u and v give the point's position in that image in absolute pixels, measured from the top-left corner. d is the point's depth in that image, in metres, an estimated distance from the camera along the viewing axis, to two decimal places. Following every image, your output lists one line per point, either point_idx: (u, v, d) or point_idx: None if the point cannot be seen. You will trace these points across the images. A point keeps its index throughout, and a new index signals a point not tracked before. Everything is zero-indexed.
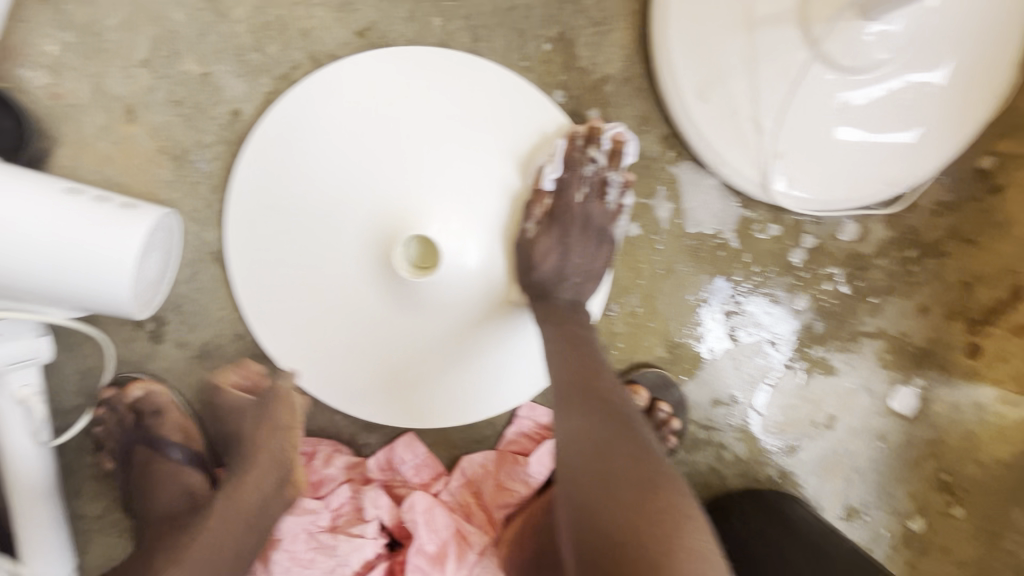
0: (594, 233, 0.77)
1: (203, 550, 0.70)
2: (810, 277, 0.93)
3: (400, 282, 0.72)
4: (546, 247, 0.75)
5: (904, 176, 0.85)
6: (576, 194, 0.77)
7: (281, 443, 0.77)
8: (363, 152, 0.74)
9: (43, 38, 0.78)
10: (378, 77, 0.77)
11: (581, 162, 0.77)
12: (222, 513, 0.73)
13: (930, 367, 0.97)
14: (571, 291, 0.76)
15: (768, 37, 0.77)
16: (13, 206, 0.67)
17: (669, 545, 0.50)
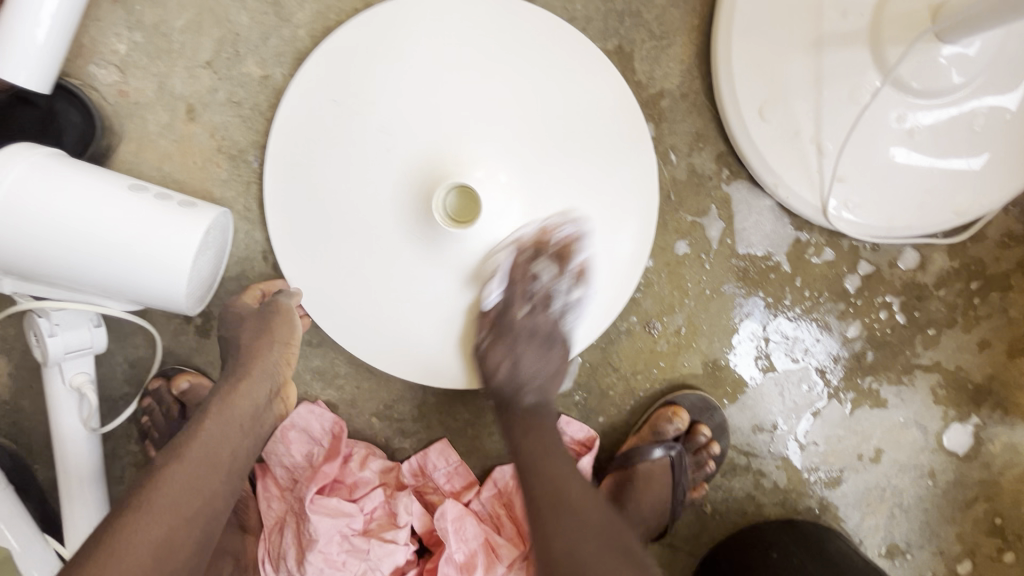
0: (543, 339, 0.81)
1: (200, 453, 0.69)
2: (862, 304, 0.89)
3: (440, 235, 0.72)
4: (498, 357, 0.79)
5: (971, 205, 0.81)
6: (519, 310, 0.79)
7: (277, 353, 0.79)
8: (413, 107, 0.74)
9: (114, 37, 0.80)
10: (433, 20, 0.76)
11: (524, 279, 0.78)
12: (218, 416, 0.72)
13: (987, 405, 0.92)
14: (535, 394, 0.80)
15: (837, 58, 0.75)
16: (81, 202, 0.69)
17: None
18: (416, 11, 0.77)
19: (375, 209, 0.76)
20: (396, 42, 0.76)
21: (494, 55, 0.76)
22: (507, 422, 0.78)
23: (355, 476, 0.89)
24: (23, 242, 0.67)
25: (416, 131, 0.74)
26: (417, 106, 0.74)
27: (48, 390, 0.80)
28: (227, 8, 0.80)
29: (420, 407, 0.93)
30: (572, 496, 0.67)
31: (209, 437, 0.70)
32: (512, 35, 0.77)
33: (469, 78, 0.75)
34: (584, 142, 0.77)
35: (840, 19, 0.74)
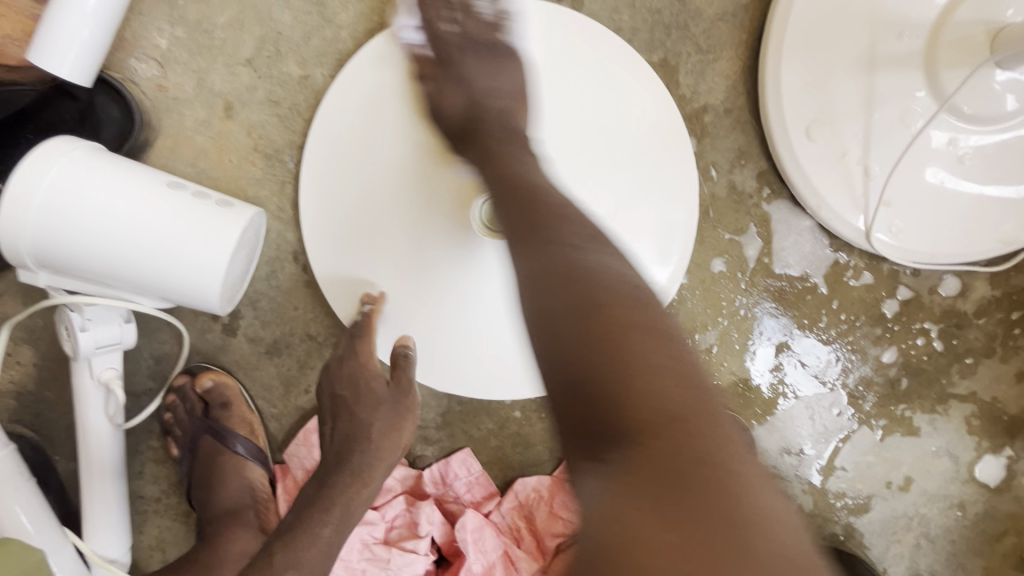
0: (514, 67, 0.72)
1: (316, 546, 0.71)
2: (899, 330, 0.87)
3: (478, 242, 0.76)
4: (495, 101, 0.70)
5: (1017, 234, 0.79)
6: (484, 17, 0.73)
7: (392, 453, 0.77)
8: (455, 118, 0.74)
9: (156, 31, 0.79)
10: (475, 30, 0.75)
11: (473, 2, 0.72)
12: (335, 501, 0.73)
13: (1021, 438, 0.90)
14: (499, 110, 0.69)
15: (888, 80, 0.74)
16: (120, 198, 0.68)
17: (740, 524, 0.38)
18: None
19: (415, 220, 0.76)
20: (447, 42, 0.75)
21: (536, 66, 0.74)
22: (480, 145, 0.67)
23: None
24: (58, 235, 0.66)
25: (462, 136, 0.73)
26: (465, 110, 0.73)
27: (74, 384, 0.80)
28: (271, 6, 0.80)
29: (444, 415, 0.92)
30: (574, 281, 0.50)
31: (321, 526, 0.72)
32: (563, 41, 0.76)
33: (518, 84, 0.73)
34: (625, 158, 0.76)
35: (894, 41, 0.73)
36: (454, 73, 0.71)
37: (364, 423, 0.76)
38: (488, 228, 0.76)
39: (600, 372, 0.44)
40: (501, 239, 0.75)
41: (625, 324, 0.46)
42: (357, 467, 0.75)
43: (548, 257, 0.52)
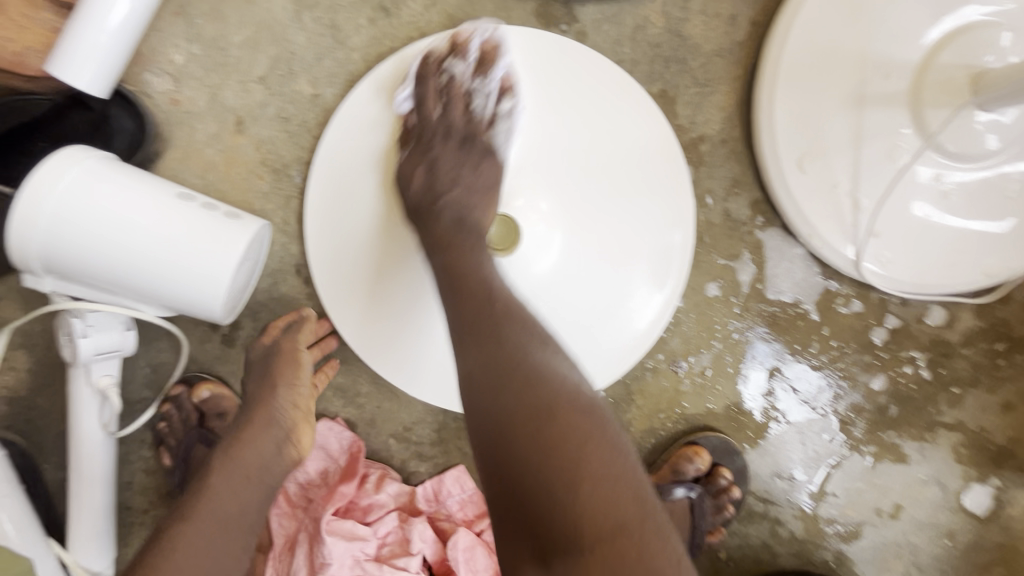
0: (457, 137, 0.74)
1: (207, 517, 0.69)
2: (888, 357, 0.89)
3: None
4: (414, 165, 0.73)
5: (1000, 267, 0.82)
6: (433, 109, 0.74)
7: (284, 397, 0.77)
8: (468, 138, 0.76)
9: (172, 48, 0.82)
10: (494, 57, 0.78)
11: (433, 73, 0.75)
12: (221, 473, 0.72)
13: (1008, 468, 0.92)
14: (455, 211, 0.69)
15: (877, 117, 0.77)
16: (129, 208, 0.69)
17: (615, 471, 0.52)
18: (477, 40, 0.78)
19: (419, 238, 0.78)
20: (455, 73, 0.78)
21: (549, 95, 0.77)
22: (431, 240, 0.69)
23: (370, 498, 0.88)
24: (68, 242, 0.67)
25: None
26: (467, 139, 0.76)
27: (70, 390, 0.80)
28: (287, 28, 0.82)
29: (439, 431, 0.93)
30: (492, 318, 0.60)
31: (212, 498, 0.71)
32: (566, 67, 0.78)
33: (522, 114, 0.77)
34: (628, 186, 0.78)
35: (881, 82, 0.76)
36: (428, 159, 0.73)
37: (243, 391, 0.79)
38: (491, 246, 0.74)
39: (506, 401, 0.55)
40: (508, 258, 0.74)
41: (553, 415, 0.53)
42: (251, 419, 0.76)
43: (472, 270, 0.64)
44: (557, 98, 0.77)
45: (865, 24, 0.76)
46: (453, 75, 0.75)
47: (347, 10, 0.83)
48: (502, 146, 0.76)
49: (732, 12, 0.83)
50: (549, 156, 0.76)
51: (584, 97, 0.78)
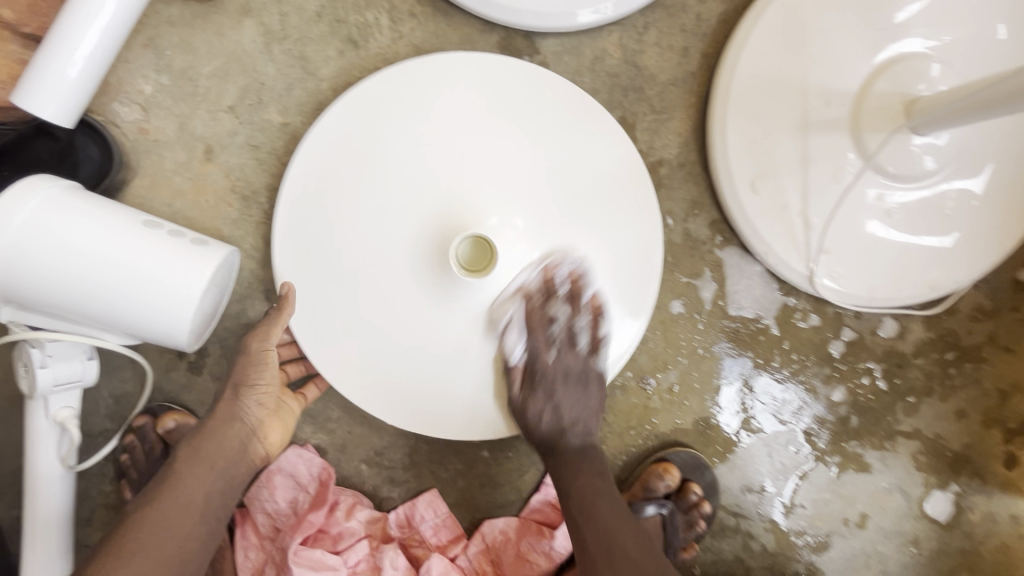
0: (577, 380, 0.84)
1: (168, 509, 0.69)
2: (846, 369, 0.92)
3: (451, 283, 0.73)
4: (538, 407, 0.82)
5: (943, 280, 0.87)
6: (547, 355, 0.83)
7: (251, 399, 0.75)
8: (433, 159, 0.77)
9: (141, 78, 0.83)
10: (455, 85, 0.80)
11: (543, 317, 0.81)
12: (186, 465, 0.71)
13: (966, 474, 0.95)
14: (578, 436, 0.84)
15: (822, 140, 0.82)
16: (92, 234, 0.69)
17: None
18: (437, 68, 0.81)
19: (386, 259, 0.77)
20: (417, 101, 0.80)
21: (509, 118, 0.80)
22: (557, 470, 0.82)
23: (341, 526, 0.86)
24: (29, 270, 0.67)
25: (431, 183, 0.76)
26: (433, 161, 0.77)
27: (26, 423, 0.77)
28: (256, 59, 0.84)
29: (411, 455, 0.92)
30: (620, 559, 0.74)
31: (176, 490, 0.70)
32: (528, 94, 0.81)
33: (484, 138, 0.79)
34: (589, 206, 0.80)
35: (823, 108, 0.81)
36: (544, 396, 0.82)
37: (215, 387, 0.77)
38: (466, 266, 0.75)
39: None
40: (484, 277, 0.73)
41: None
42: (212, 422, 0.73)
43: (608, 514, 0.77)
44: (517, 121, 0.80)
45: (806, 55, 0.81)
46: (557, 327, 0.82)
47: (315, 42, 0.85)
48: (466, 168, 0.77)
49: (684, 44, 0.88)
50: (517, 175, 0.78)
51: (547, 121, 0.81)
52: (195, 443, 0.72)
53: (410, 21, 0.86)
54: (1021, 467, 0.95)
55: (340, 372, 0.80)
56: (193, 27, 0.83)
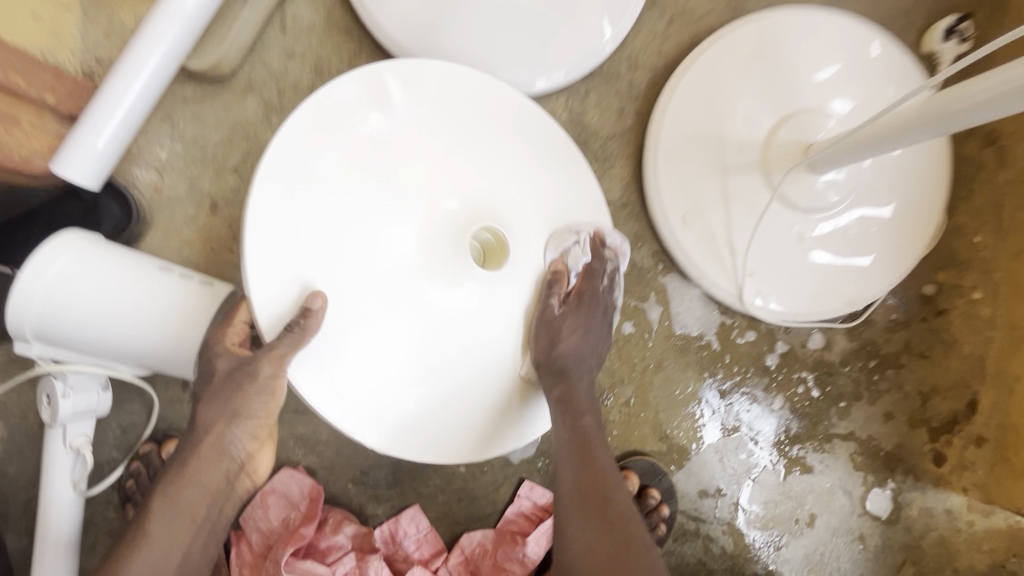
0: (605, 321, 0.88)
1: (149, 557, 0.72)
2: (782, 379, 1.03)
3: (475, 286, 0.71)
4: (570, 327, 0.82)
5: (855, 296, 1.00)
6: (600, 283, 0.87)
7: (235, 435, 0.75)
8: (437, 166, 0.73)
9: (156, 146, 0.97)
10: (442, 92, 0.76)
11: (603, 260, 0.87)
12: (163, 512, 0.74)
13: (900, 471, 1.04)
14: (589, 371, 0.84)
15: (738, 180, 0.96)
16: (114, 279, 0.80)
17: None
18: (420, 74, 0.75)
19: (394, 272, 0.70)
20: (407, 107, 0.74)
21: (503, 132, 0.79)
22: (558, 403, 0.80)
23: (329, 540, 0.94)
24: (59, 310, 0.77)
25: (440, 190, 0.72)
26: (438, 167, 0.73)
27: (45, 451, 0.86)
28: (255, 127, 0.99)
29: (394, 473, 1.01)
30: (599, 492, 0.74)
31: (152, 541, 0.73)
32: (506, 110, 0.80)
33: (478, 147, 0.76)
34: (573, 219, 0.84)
35: (737, 153, 0.96)
36: (580, 324, 0.83)
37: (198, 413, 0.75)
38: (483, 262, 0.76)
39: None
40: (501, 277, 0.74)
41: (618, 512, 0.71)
42: (195, 460, 0.75)
43: (595, 449, 0.78)
44: (508, 137, 0.79)
45: (719, 111, 0.97)
46: (610, 269, 0.89)
47: None
48: (474, 176, 0.74)
49: (620, 105, 1.04)
50: (519, 188, 0.78)
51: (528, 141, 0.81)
52: (177, 485, 0.74)
53: None
54: (948, 463, 1.05)
55: (358, 421, 0.72)
56: (203, 104, 0.97)
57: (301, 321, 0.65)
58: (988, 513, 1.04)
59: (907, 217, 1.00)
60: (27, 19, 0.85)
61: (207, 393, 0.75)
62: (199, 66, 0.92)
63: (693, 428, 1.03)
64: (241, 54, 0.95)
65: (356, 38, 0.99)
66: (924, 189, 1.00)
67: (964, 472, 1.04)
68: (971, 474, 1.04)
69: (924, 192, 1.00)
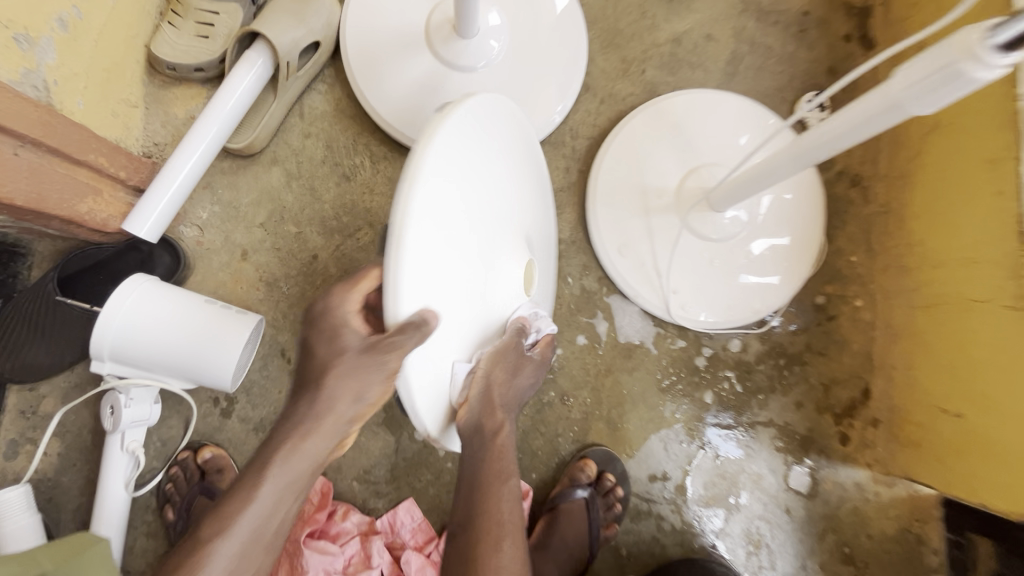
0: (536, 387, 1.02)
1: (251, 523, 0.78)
2: (710, 377, 1.27)
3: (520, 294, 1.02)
4: (525, 376, 0.94)
5: (760, 306, 1.25)
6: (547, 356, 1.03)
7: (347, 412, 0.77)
8: (502, 201, 0.99)
9: (198, 208, 1.22)
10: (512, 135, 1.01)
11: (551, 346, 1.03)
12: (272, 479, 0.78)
13: (814, 450, 1.26)
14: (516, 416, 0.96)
15: (658, 218, 1.24)
16: (167, 309, 1.02)
17: None
18: (506, 116, 0.99)
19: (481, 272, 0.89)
20: (500, 140, 0.97)
21: (527, 183, 1.13)
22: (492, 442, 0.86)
23: (338, 526, 1.11)
24: (126, 335, 0.99)
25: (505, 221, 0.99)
26: (503, 202, 0.99)
27: (105, 455, 1.05)
28: (278, 191, 1.25)
29: (392, 471, 1.19)
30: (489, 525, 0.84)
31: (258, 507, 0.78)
32: (533, 159, 1.14)
33: (516, 190, 1.07)
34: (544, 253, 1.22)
35: (657, 198, 1.24)
36: (529, 380, 0.95)
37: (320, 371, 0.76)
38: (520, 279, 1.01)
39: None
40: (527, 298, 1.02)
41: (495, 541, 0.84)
42: (309, 424, 0.77)
43: (506, 489, 0.87)
44: (529, 187, 1.15)
45: (641, 167, 1.26)
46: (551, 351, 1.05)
47: (319, 178, 1.26)
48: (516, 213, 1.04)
49: (566, 165, 1.33)
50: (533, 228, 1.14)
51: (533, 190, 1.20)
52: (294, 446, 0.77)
53: (384, 161, 1.27)
54: (853, 442, 1.27)
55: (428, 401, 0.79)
56: (237, 175, 1.24)
57: (423, 330, 0.70)
58: (891, 484, 1.25)
59: (796, 243, 1.27)
60: (108, 117, 1.12)
61: (326, 353, 0.77)
62: (237, 146, 1.19)
63: (640, 422, 1.24)
64: (269, 137, 1.22)
65: (358, 121, 1.27)
66: (806, 221, 1.28)
67: (867, 449, 1.26)
68: (872, 451, 1.26)
69: (806, 223, 1.28)
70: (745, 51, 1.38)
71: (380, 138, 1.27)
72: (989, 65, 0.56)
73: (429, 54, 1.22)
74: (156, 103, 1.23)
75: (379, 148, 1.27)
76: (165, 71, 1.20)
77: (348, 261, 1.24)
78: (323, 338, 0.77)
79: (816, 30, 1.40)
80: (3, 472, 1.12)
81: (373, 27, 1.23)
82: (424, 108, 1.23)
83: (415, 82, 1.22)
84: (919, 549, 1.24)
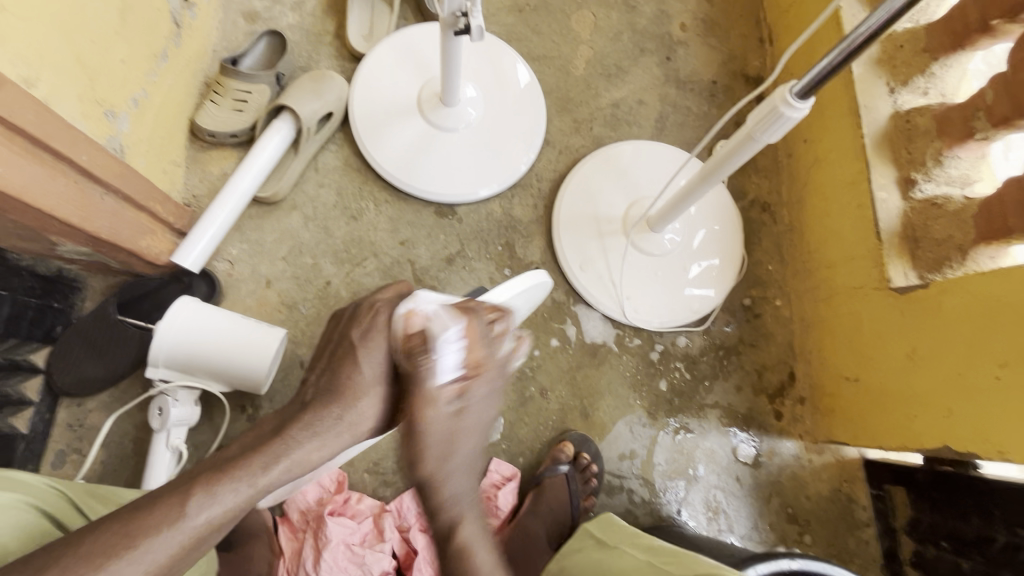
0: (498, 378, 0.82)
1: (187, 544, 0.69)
2: (663, 369, 1.52)
3: None
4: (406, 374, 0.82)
5: (698, 307, 1.53)
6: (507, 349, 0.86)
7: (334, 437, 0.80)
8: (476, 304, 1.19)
9: (230, 246, 1.45)
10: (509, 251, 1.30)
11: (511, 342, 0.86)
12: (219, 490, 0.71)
13: (754, 426, 1.51)
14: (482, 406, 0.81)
15: (611, 240, 1.54)
16: (209, 321, 1.21)
17: None
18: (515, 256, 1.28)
19: None
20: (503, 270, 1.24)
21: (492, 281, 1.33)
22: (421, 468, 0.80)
23: (354, 508, 1.28)
24: (177, 344, 1.19)
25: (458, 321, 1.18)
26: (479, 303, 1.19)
27: (152, 452, 1.21)
28: (297, 230, 1.50)
29: (398, 463, 1.37)
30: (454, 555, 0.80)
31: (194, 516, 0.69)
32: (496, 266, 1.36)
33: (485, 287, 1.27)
34: None
35: (608, 224, 1.55)
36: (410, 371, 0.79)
37: (337, 385, 0.82)
38: None
39: None
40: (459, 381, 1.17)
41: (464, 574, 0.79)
42: (330, 424, 0.80)
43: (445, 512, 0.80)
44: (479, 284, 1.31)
45: (594, 200, 1.57)
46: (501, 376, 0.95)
47: (332, 218, 1.52)
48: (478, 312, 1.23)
49: (535, 201, 1.62)
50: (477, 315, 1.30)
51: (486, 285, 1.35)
52: (301, 442, 0.78)
53: (385, 204, 1.55)
54: (785, 417, 1.52)
55: None
56: (263, 219, 1.49)
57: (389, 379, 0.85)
58: (820, 451, 1.50)
59: (723, 256, 1.57)
60: (160, 174, 1.37)
61: (342, 371, 0.82)
62: (265, 195, 1.46)
63: (609, 409, 1.47)
64: (290, 187, 1.49)
65: (363, 173, 1.56)
66: (729, 238, 1.59)
67: (798, 423, 1.51)
68: (801, 424, 1.51)
69: (730, 240, 1.59)
70: (670, 111, 1.75)
71: (381, 185, 1.56)
72: (795, 105, 0.88)
73: (421, 120, 1.55)
74: (195, 162, 1.49)
75: (381, 194, 1.55)
76: (205, 137, 1.48)
77: (356, 285, 1.48)
78: (366, 348, 0.83)
79: (723, 95, 1.80)
80: (50, 479, 1.25)
81: (376, 101, 1.55)
82: (418, 161, 1.53)
83: (411, 142, 1.54)
84: (850, 505, 1.46)
